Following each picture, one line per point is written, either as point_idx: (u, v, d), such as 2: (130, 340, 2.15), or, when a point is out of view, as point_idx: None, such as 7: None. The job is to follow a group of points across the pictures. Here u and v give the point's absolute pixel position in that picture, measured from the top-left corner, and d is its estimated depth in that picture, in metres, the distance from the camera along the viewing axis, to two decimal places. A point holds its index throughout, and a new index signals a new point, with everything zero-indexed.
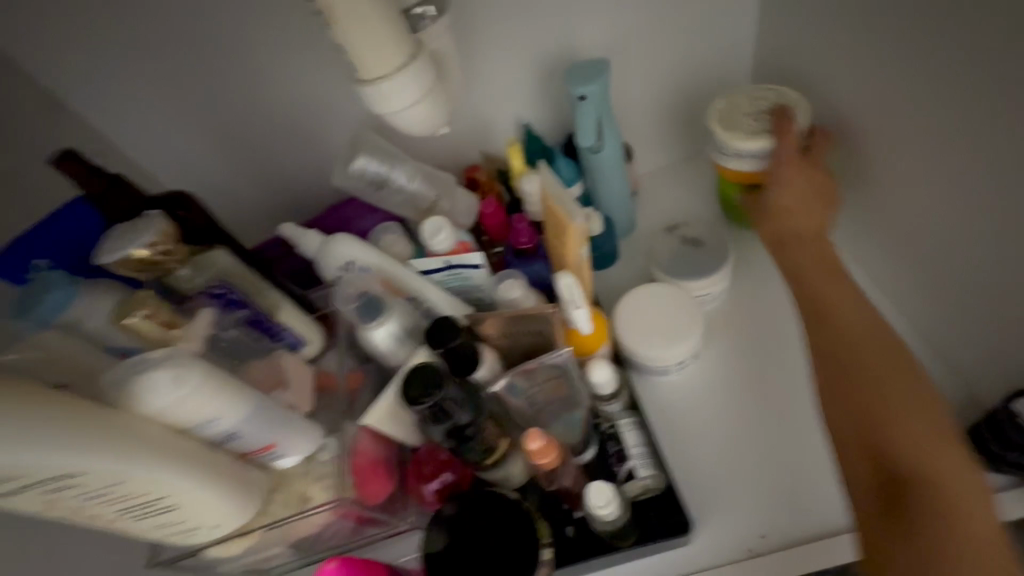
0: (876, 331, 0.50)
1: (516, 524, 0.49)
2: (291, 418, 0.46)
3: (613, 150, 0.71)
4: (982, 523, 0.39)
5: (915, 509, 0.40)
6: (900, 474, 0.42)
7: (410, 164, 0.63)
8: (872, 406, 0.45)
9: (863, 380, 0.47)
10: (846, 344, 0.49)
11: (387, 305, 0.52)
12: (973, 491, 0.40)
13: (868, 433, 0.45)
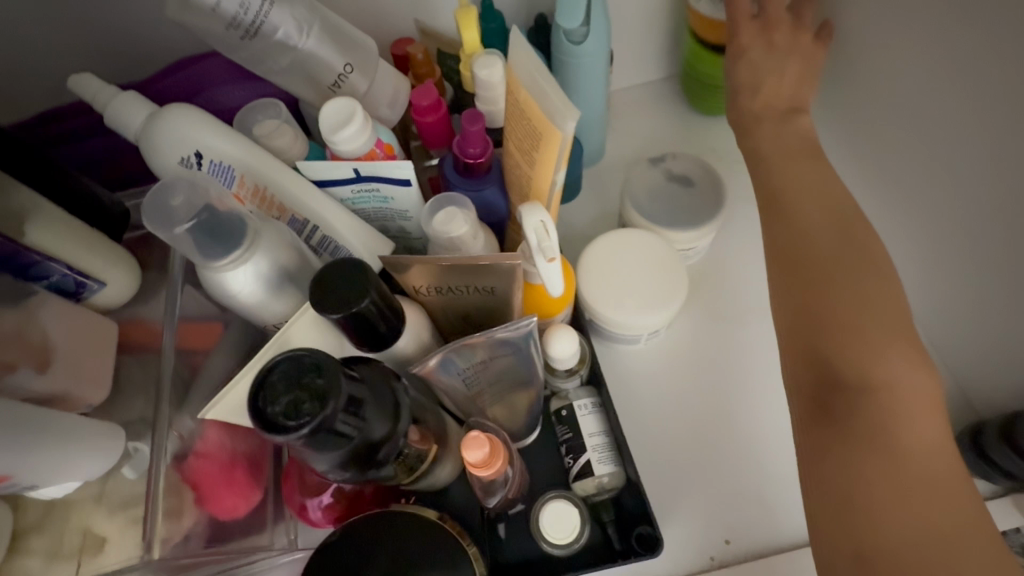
0: (851, 238, 0.37)
1: (435, 556, 0.34)
2: (51, 416, 0.27)
3: (600, 45, 0.52)
4: (932, 445, 0.30)
5: (856, 422, 0.30)
6: (849, 404, 0.31)
7: (303, 7, 0.39)
8: (819, 308, 0.34)
9: (820, 276, 0.35)
10: (810, 256, 0.36)
11: (249, 231, 0.31)
12: (921, 404, 0.31)
13: (821, 361, 0.33)
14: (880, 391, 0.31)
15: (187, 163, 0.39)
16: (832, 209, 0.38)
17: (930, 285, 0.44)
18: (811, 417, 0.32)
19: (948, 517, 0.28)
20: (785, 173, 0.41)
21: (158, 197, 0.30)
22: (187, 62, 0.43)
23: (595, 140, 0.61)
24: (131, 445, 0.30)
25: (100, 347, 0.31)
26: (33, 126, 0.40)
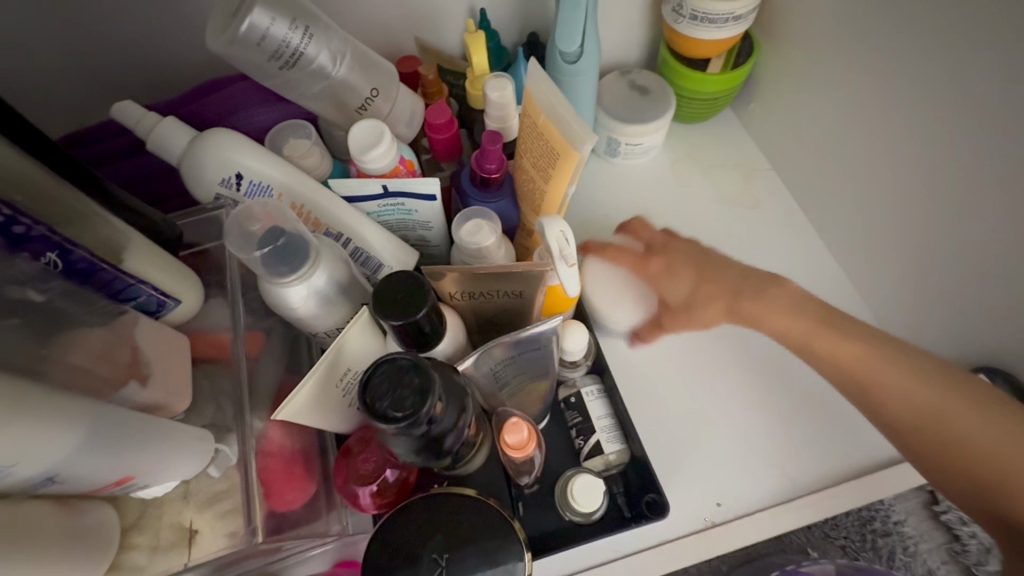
0: (895, 360, 0.44)
1: (483, 529, 0.39)
2: (158, 421, 0.29)
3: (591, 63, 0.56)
4: None
5: None
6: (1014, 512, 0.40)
7: (335, 38, 0.42)
8: (934, 444, 0.42)
9: (928, 421, 0.42)
10: (880, 389, 0.44)
11: (312, 249, 0.35)
12: None
13: (973, 484, 0.41)
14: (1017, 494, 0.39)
15: (228, 183, 0.41)
16: (854, 354, 0.45)
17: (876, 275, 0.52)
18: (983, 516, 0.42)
19: None
20: (837, 348, 0.46)
21: (233, 221, 0.34)
22: (215, 85, 0.45)
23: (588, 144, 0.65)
24: (216, 447, 0.33)
25: (178, 359, 0.33)
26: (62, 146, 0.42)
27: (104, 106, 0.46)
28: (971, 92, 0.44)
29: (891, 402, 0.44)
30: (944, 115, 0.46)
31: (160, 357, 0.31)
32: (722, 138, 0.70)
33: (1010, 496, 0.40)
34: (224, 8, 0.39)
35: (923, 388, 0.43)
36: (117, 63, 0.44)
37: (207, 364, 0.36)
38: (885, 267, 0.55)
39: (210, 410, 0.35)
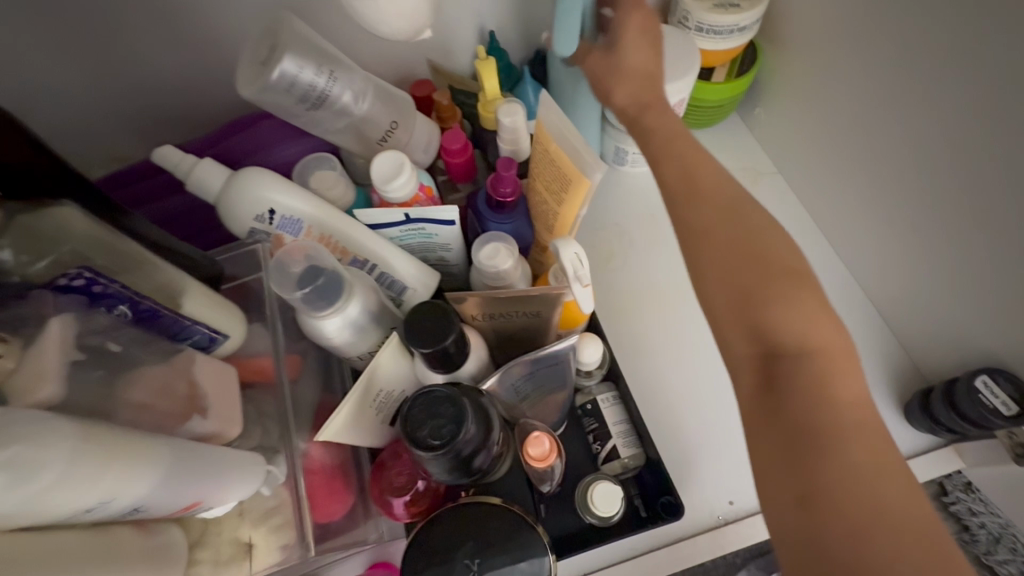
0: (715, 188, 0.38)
1: (509, 535, 0.42)
2: (221, 449, 0.32)
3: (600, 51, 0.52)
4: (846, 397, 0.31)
5: (790, 385, 0.32)
6: (790, 374, 0.32)
7: (357, 76, 0.45)
8: (741, 276, 0.35)
9: (739, 239, 0.36)
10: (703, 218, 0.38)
11: (346, 283, 0.38)
12: (839, 351, 0.32)
13: (753, 331, 0.34)
14: (811, 355, 0.32)
15: (262, 219, 0.44)
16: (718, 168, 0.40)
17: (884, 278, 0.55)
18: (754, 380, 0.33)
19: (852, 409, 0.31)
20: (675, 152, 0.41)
21: (276, 265, 0.37)
22: (244, 124, 0.48)
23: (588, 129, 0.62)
24: (268, 467, 0.36)
25: (229, 388, 0.36)
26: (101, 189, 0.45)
27: (142, 146, 0.50)
28: (968, 105, 0.45)
29: (693, 199, 0.38)
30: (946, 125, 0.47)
31: (214, 389, 0.34)
32: (727, 143, 0.71)
33: (773, 324, 0.33)
34: (254, 57, 0.41)
35: (758, 221, 0.37)
36: (153, 105, 0.47)
37: (253, 390, 0.39)
38: (891, 267, 0.57)
39: (257, 433, 0.38)
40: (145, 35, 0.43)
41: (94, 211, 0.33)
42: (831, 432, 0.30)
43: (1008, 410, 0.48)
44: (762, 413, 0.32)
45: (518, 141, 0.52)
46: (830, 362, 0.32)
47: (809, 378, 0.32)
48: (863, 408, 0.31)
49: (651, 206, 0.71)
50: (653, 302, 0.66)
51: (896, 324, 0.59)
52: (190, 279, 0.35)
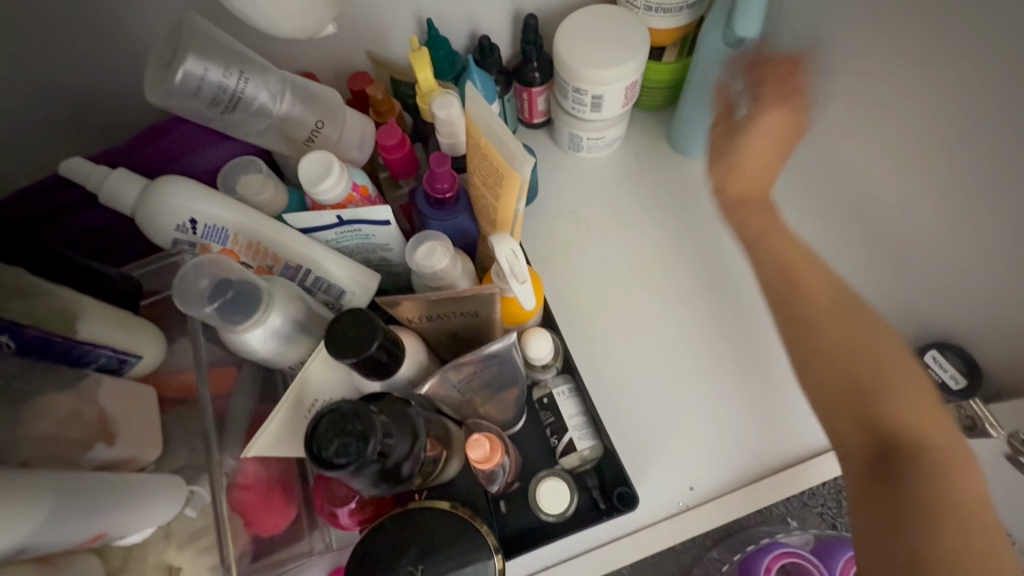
0: (842, 311, 0.42)
1: (455, 538, 0.41)
2: (126, 476, 0.31)
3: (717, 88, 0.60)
4: (969, 482, 0.33)
5: (906, 465, 0.34)
6: (907, 459, 0.34)
7: (273, 75, 0.43)
8: (858, 369, 0.39)
9: (832, 329, 0.41)
10: (812, 322, 0.42)
11: (263, 295, 0.37)
12: (961, 453, 0.35)
13: (860, 414, 0.37)
14: (930, 449, 0.34)
15: (183, 229, 0.42)
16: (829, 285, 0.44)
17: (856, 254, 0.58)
18: (870, 459, 0.36)
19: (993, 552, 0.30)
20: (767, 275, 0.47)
21: (186, 280, 0.36)
22: (158, 129, 0.45)
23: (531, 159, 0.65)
24: (191, 488, 0.35)
25: (144, 410, 0.34)
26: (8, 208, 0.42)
27: (62, 156, 0.48)
28: None
29: (808, 305, 0.43)
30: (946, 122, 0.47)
31: (127, 413, 0.33)
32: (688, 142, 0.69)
33: (900, 415, 0.36)
34: (157, 61, 0.39)
35: (873, 337, 0.40)
36: (68, 112, 0.45)
37: (178, 407, 0.38)
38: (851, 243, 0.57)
39: (183, 453, 0.37)
40: (42, 41, 0.41)
41: None
42: (948, 514, 0.31)
43: (957, 383, 0.50)
44: (877, 483, 0.34)
45: (455, 133, 0.50)
46: (949, 463, 0.34)
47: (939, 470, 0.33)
48: (982, 502, 0.32)
49: (610, 193, 0.70)
50: (613, 290, 0.65)
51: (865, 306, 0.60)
52: (92, 299, 0.33)
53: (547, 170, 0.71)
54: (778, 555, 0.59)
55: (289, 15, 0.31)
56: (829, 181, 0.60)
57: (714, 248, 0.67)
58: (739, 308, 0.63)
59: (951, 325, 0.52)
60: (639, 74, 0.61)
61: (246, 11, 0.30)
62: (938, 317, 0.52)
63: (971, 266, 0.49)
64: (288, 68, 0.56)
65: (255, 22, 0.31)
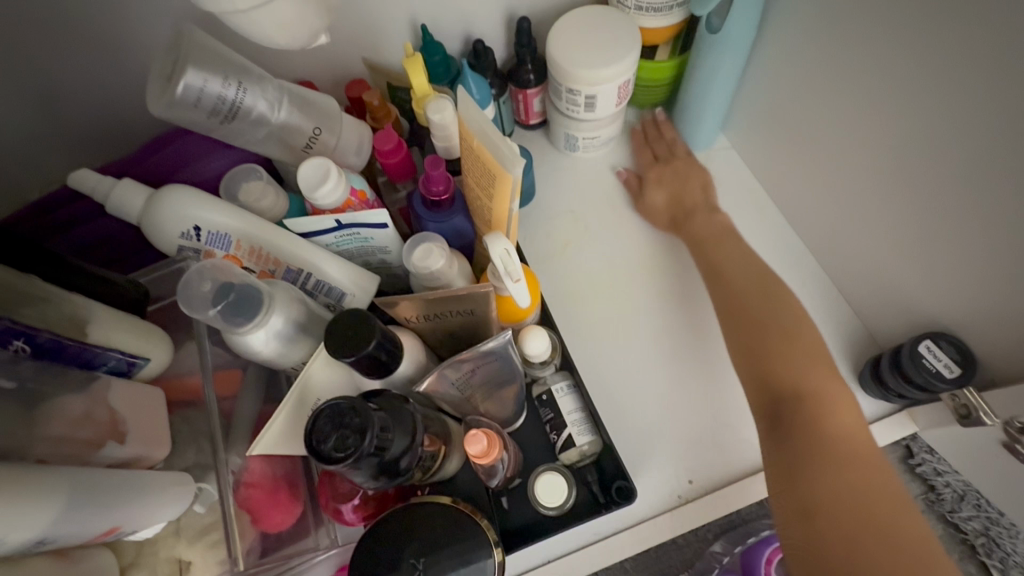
0: (773, 295, 0.54)
1: (456, 531, 0.42)
2: (138, 474, 0.32)
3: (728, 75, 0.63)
4: (846, 424, 0.45)
5: (793, 416, 0.46)
6: (793, 412, 0.46)
7: (271, 85, 0.45)
8: (758, 341, 0.51)
9: (746, 312, 0.53)
10: (743, 309, 0.54)
11: (265, 297, 0.38)
12: (840, 400, 0.46)
13: (760, 374, 0.49)
14: (808, 398, 0.46)
15: (188, 236, 0.43)
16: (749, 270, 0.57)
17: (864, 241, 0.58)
18: (765, 414, 0.48)
19: (871, 488, 0.42)
20: (730, 266, 0.59)
21: (190, 285, 0.37)
22: (164, 138, 0.46)
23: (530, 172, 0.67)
24: (198, 486, 0.37)
25: (152, 411, 0.36)
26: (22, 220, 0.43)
27: (72, 168, 0.49)
28: None
29: (732, 297, 0.55)
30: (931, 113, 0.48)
31: (136, 414, 0.34)
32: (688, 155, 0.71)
33: (788, 374, 0.48)
34: (158, 74, 0.41)
35: (783, 313, 0.52)
36: (76, 124, 0.47)
37: (185, 408, 0.40)
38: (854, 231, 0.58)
39: (191, 452, 0.38)
40: (51, 59, 0.43)
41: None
42: (823, 456, 0.43)
43: (951, 371, 0.50)
44: (769, 430, 0.47)
45: (449, 137, 0.51)
46: (824, 409, 0.45)
47: (809, 415, 0.45)
48: (857, 434, 0.45)
49: (606, 191, 0.71)
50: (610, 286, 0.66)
51: (867, 295, 0.60)
52: (101, 305, 0.35)
53: (543, 170, 0.73)
54: (777, 548, 0.61)
55: (283, 28, 0.32)
56: (822, 175, 0.61)
57: None
58: None
59: (944, 314, 0.52)
60: (631, 74, 0.62)
61: (238, 22, 0.31)
62: (935, 306, 0.53)
63: (963, 255, 0.49)
64: (287, 76, 0.57)
65: (247, 34, 0.32)
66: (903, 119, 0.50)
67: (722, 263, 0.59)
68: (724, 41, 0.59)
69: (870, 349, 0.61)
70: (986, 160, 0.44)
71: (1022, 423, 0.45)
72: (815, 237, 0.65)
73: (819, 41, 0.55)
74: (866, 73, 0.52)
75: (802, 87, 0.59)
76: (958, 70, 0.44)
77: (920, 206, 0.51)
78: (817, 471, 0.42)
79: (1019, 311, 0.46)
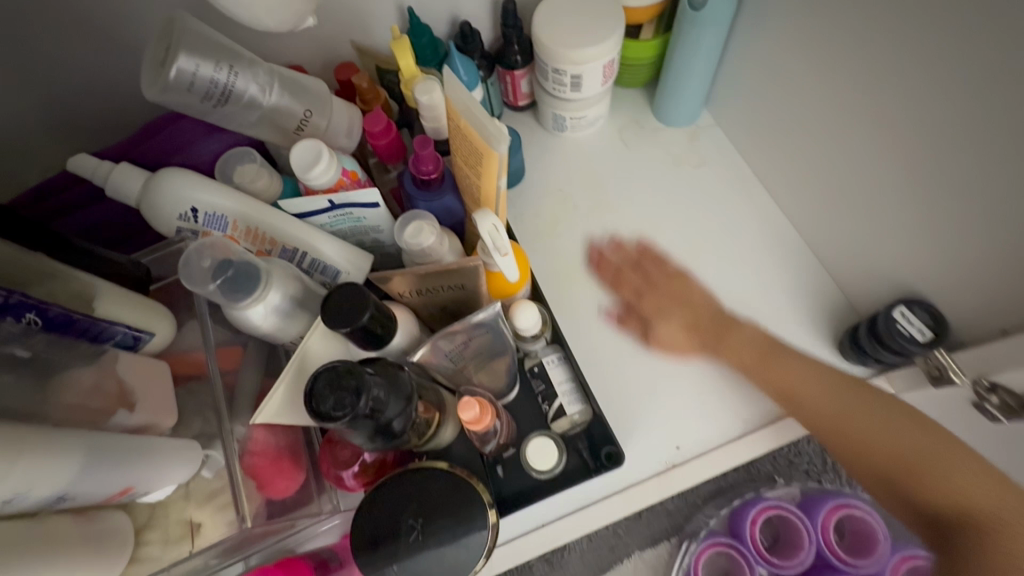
0: (840, 399, 0.53)
1: (452, 494, 0.45)
2: (148, 439, 0.34)
3: (712, 51, 0.64)
4: (984, 495, 0.44)
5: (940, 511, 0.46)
6: (931, 504, 0.47)
7: (262, 69, 0.46)
8: (845, 428, 0.52)
9: (855, 441, 0.51)
10: (846, 433, 0.52)
11: (262, 273, 0.40)
12: (979, 480, 0.45)
13: (885, 479, 0.50)
14: (954, 502, 0.45)
15: (185, 218, 0.45)
16: (808, 381, 0.55)
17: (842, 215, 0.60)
18: (883, 485, 0.50)
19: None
20: (814, 406, 0.54)
21: (190, 261, 0.39)
22: (161, 121, 0.48)
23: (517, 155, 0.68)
24: (206, 453, 0.39)
25: (159, 382, 0.38)
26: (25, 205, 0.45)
27: (69, 155, 0.51)
28: None
29: (808, 406, 0.54)
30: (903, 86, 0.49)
31: (144, 385, 0.36)
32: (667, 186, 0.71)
33: (925, 488, 0.47)
34: (151, 60, 0.42)
35: (900, 429, 0.49)
36: (73, 112, 0.48)
37: (189, 381, 0.41)
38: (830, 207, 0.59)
39: (197, 422, 0.40)
40: (46, 48, 0.44)
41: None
42: (979, 526, 0.44)
43: (924, 336, 0.53)
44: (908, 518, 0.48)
45: (437, 117, 0.52)
46: (983, 519, 0.44)
47: (952, 511, 0.46)
48: (994, 497, 0.44)
49: (595, 171, 0.73)
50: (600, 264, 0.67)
51: (847, 267, 0.62)
52: (106, 282, 0.36)
53: (533, 151, 0.74)
54: (762, 509, 0.63)
55: (271, 11, 0.34)
56: (803, 149, 0.62)
57: (697, 219, 0.69)
58: (722, 276, 0.66)
59: (917, 281, 0.54)
60: (615, 53, 0.63)
61: (226, 6, 0.32)
62: (911, 273, 0.55)
63: (934, 222, 0.51)
64: (277, 61, 0.58)
65: (236, 18, 0.33)
66: (878, 91, 0.51)
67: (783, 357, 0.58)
68: (706, 17, 0.60)
69: (850, 318, 0.63)
70: (954, 128, 0.46)
71: (990, 381, 0.48)
72: (798, 211, 0.67)
73: (797, 15, 0.56)
74: (842, 47, 0.53)
75: (782, 62, 0.60)
76: (926, 40, 0.45)
77: (895, 176, 0.53)
78: (985, 545, 0.43)
79: (989, 275, 0.48)
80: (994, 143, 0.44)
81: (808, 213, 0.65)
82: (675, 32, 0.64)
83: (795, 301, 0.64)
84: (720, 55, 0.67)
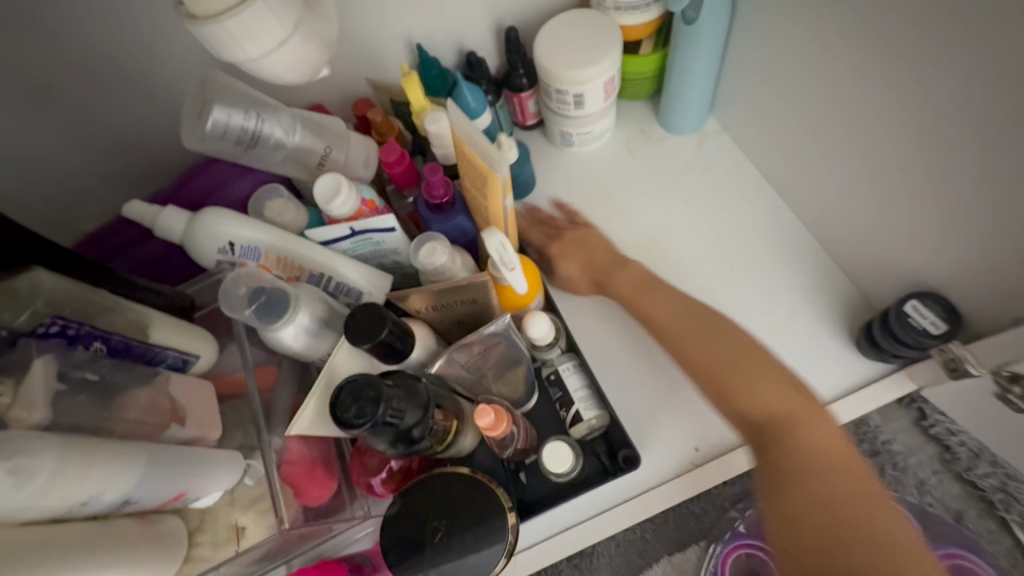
0: (843, 476, 0.45)
1: (474, 497, 0.47)
2: (198, 450, 0.38)
3: (711, 59, 0.66)
4: (865, 510, 0.43)
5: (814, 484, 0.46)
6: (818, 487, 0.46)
7: (285, 113, 0.51)
8: (828, 506, 0.44)
9: (848, 523, 0.43)
10: (849, 520, 0.43)
11: (291, 298, 0.44)
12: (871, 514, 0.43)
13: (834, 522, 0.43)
14: (861, 499, 0.44)
15: (224, 251, 0.50)
16: (827, 451, 0.47)
17: (852, 210, 0.61)
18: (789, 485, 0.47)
19: (817, 454, 0.46)
20: (806, 437, 0.47)
21: (229, 287, 0.43)
22: (197, 168, 0.54)
23: (528, 173, 0.72)
24: (248, 462, 0.43)
25: (206, 399, 0.42)
26: (86, 247, 0.51)
27: (121, 197, 0.57)
28: None
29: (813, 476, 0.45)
30: (891, 83, 0.50)
31: (192, 401, 0.41)
32: (678, 215, 0.72)
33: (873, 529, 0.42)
34: (190, 113, 0.47)
35: (824, 437, 0.48)
36: (125, 160, 0.55)
37: (232, 399, 0.46)
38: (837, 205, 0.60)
39: (239, 434, 0.45)
40: (104, 106, 0.50)
41: (57, 269, 0.38)
42: (857, 496, 0.44)
43: (937, 328, 0.53)
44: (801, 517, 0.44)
45: (447, 144, 0.56)
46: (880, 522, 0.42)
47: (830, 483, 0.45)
48: (872, 516, 0.43)
49: (605, 184, 0.75)
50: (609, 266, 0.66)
51: (861, 264, 0.63)
52: (157, 312, 0.41)
53: (543, 167, 0.77)
54: None
55: (290, 67, 0.38)
56: (808, 148, 0.63)
57: (708, 222, 0.71)
58: (738, 279, 0.67)
59: (930, 273, 0.54)
60: (615, 70, 0.66)
61: (254, 68, 0.37)
62: (924, 266, 0.55)
63: (942, 211, 0.51)
64: (301, 102, 0.63)
65: (263, 75, 0.38)
66: (874, 88, 0.52)
67: (802, 429, 0.48)
68: (702, 28, 0.62)
69: (867, 315, 0.63)
70: (951, 121, 0.47)
71: (1011, 371, 0.47)
72: (809, 211, 0.67)
73: (792, 20, 0.58)
74: (836, 47, 0.54)
75: (781, 65, 0.62)
76: (915, 37, 0.47)
77: (898, 169, 0.53)
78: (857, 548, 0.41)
79: (999, 264, 0.48)
80: (994, 129, 0.44)
81: (818, 211, 0.65)
82: (672, 45, 0.66)
83: (810, 299, 0.65)
84: (720, 63, 0.69)
